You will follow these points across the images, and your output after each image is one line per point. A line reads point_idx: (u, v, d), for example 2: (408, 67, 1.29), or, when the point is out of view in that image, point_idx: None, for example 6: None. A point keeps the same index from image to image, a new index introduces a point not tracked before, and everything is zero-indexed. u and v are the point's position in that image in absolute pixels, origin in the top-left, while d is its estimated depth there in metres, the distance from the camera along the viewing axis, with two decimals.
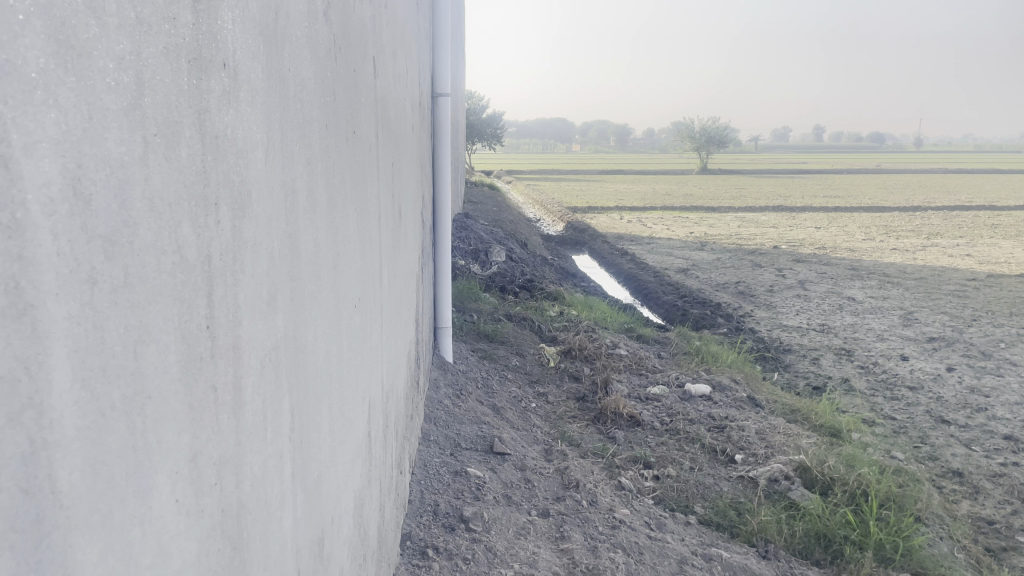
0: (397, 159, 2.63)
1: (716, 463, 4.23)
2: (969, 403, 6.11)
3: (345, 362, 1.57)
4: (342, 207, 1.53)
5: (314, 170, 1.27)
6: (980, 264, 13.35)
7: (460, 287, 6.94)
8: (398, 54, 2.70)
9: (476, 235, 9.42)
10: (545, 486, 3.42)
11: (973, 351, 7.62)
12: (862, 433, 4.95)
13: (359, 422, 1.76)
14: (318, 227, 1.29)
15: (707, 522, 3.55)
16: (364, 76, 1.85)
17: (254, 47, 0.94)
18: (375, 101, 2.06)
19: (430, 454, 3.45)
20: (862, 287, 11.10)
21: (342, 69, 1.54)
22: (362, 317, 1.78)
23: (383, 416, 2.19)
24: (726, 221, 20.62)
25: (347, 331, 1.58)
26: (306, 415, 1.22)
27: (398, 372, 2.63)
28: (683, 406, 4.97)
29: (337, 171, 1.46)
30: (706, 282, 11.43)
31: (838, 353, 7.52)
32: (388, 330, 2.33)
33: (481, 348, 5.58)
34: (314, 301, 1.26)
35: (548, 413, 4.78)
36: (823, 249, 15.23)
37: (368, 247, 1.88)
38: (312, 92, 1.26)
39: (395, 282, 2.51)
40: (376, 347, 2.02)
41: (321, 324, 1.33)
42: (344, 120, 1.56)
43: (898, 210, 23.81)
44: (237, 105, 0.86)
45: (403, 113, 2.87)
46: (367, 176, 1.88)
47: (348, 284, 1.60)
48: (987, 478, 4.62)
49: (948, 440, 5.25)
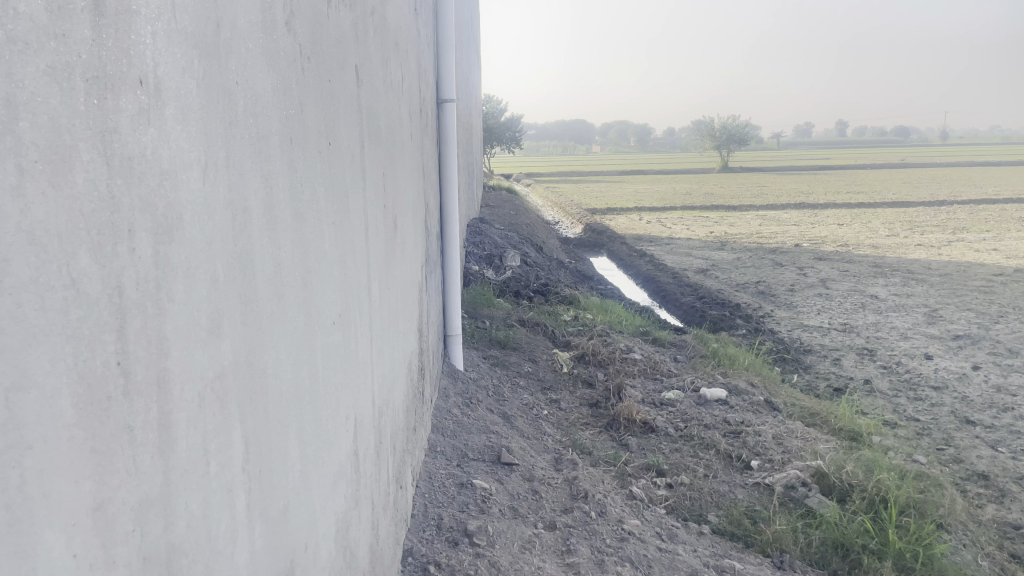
0: (390, 166, 2.58)
1: (731, 469, 4.13)
2: (995, 402, 5.96)
3: (321, 381, 1.51)
4: (314, 221, 1.47)
5: (273, 185, 1.22)
6: (1007, 259, 13.07)
7: (473, 294, 6.89)
8: (390, 61, 2.65)
9: (490, 240, 9.37)
10: (553, 498, 3.35)
11: (999, 349, 7.44)
12: (883, 436, 4.82)
13: (344, 441, 1.71)
14: (279, 245, 1.24)
15: (720, 531, 3.46)
16: (344, 84, 1.80)
17: (187, 62, 0.90)
18: (359, 110, 2.01)
19: (436, 465, 3.40)
20: (886, 285, 10.91)
21: (311, 78, 1.48)
22: (344, 333, 1.72)
23: (375, 432, 2.13)
24: (747, 220, 20.42)
25: (323, 349, 1.53)
26: (267, 443, 1.17)
27: (395, 384, 2.57)
28: (698, 412, 4.88)
29: (304, 184, 1.40)
30: (725, 283, 11.30)
31: (860, 353, 7.37)
32: (381, 343, 2.28)
33: (493, 354, 5.52)
34: (275, 322, 1.21)
35: (560, 420, 4.71)
36: (845, 246, 15.01)
37: (351, 261, 1.82)
38: (269, 104, 1.21)
39: (388, 293, 2.46)
40: (364, 363, 1.97)
41: (286, 345, 1.27)
42: (315, 132, 1.51)
43: (923, 205, 23.45)
44: (161, 124, 0.82)
45: (397, 120, 2.82)
46: (349, 187, 1.83)
47: (324, 300, 1.54)
48: (1014, 481, 4.48)
49: (974, 442, 5.11)
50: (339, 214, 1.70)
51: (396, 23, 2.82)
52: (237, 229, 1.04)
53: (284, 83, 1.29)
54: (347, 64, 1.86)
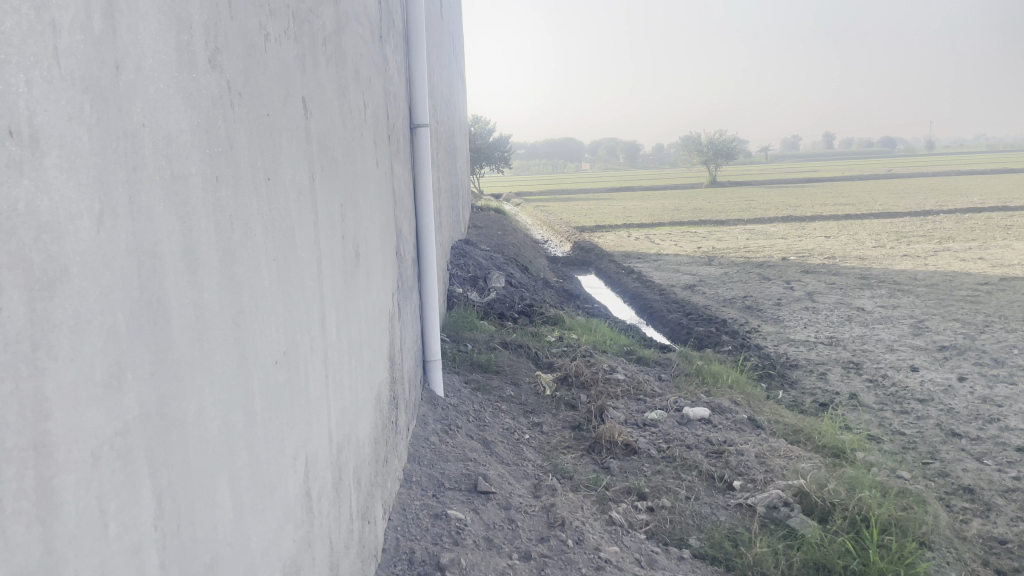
0: (350, 196, 2.54)
1: (714, 490, 4.09)
2: (981, 413, 5.93)
3: (261, 422, 1.47)
4: (249, 258, 1.44)
5: (194, 225, 1.19)
6: (993, 268, 13.09)
7: (456, 317, 6.84)
8: (348, 89, 2.63)
9: (475, 262, 9.32)
10: (530, 526, 3.30)
11: (985, 359, 7.42)
12: (866, 451, 4.79)
13: (292, 483, 1.67)
14: (202, 288, 1.20)
15: (701, 555, 3.41)
16: (287, 117, 1.77)
17: (75, 107, 0.87)
18: (308, 141, 1.98)
19: (410, 496, 3.34)
20: (872, 296, 10.91)
21: (244, 113, 1.46)
22: (291, 370, 1.68)
23: (333, 469, 2.08)
24: (735, 235, 20.47)
25: (262, 390, 1.49)
26: (189, 495, 1.13)
27: (359, 417, 2.52)
28: (680, 432, 4.83)
29: (235, 222, 1.37)
30: (713, 298, 11.29)
31: (847, 367, 7.34)
32: (340, 377, 2.24)
33: (475, 378, 5.46)
34: (198, 369, 1.18)
35: (542, 444, 4.66)
36: (832, 258, 15.02)
37: (299, 296, 1.79)
38: (188, 143, 1.18)
39: (350, 325, 2.42)
40: (318, 399, 1.93)
41: (212, 391, 1.23)
42: (250, 167, 1.48)
43: (909, 215, 23.52)
44: (37, 173, 0.79)
45: (359, 147, 2.79)
46: (295, 221, 1.80)
47: (263, 340, 1.51)
48: (999, 494, 4.45)
49: (960, 455, 5.08)
50: (282, 248, 1.66)
51: (355, 51, 2.80)
52: (145, 276, 1.01)
53: (206, 121, 1.26)
54: (292, 95, 1.83)
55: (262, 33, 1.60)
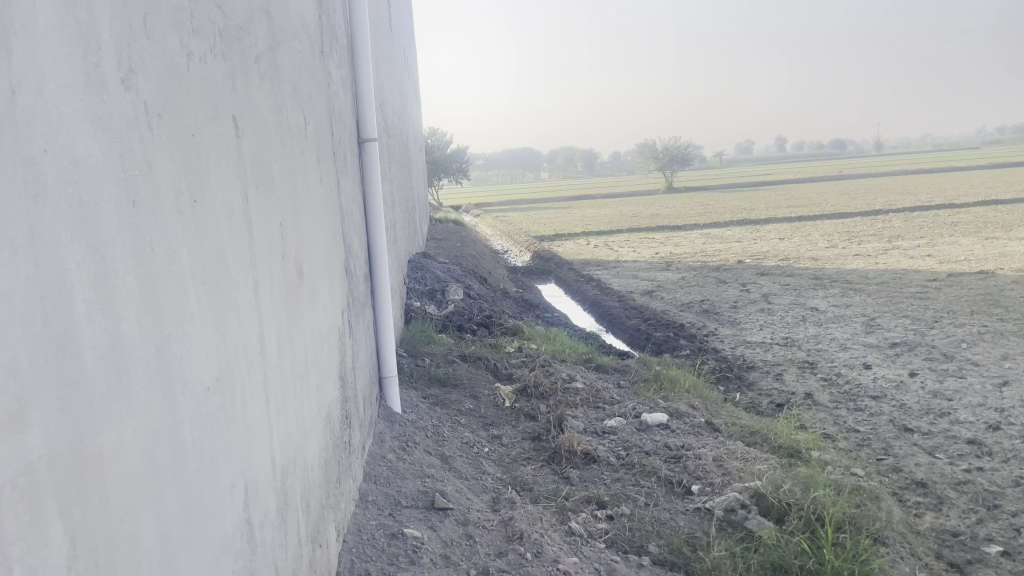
0: (290, 215, 2.51)
1: (673, 496, 4.10)
2: (932, 408, 6.06)
3: (192, 450, 1.43)
4: (173, 283, 1.40)
5: (107, 252, 1.14)
6: (941, 264, 13.41)
7: (413, 331, 6.79)
8: (286, 106, 2.59)
9: (432, 274, 9.27)
10: (488, 541, 3.27)
11: (935, 354, 7.59)
12: (821, 450, 4.85)
13: (229, 512, 1.63)
14: (118, 317, 1.16)
15: (661, 562, 3.41)
16: (215, 136, 1.74)
17: None
18: (240, 160, 1.94)
19: (365, 517, 3.29)
20: (825, 296, 11.11)
21: (164, 134, 1.42)
22: (225, 396, 1.64)
23: (277, 495, 2.03)
24: (692, 239, 20.70)
25: (192, 418, 1.44)
26: (108, 534, 1.08)
27: (307, 439, 2.48)
28: (639, 438, 4.84)
29: (156, 247, 1.33)
30: (671, 303, 11.39)
31: (802, 367, 7.45)
32: (283, 399, 2.19)
33: (433, 393, 5.41)
34: (116, 401, 1.14)
35: (502, 457, 4.64)
36: (786, 260, 15.26)
37: (233, 320, 1.75)
38: (99, 167, 1.14)
39: (293, 346, 2.38)
40: (257, 424, 1.89)
41: (133, 424, 1.19)
42: (173, 190, 1.44)
43: (859, 215, 24.02)
44: None
45: (300, 165, 2.75)
46: (227, 243, 1.76)
47: (191, 367, 1.46)
48: (951, 487, 4.54)
49: (912, 450, 5.18)
50: (212, 271, 1.63)
51: (292, 67, 2.77)
52: (50, 307, 0.97)
53: (121, 145, 1.22)
54: (220, 115, 1.79)
55: (184, 52, 1.57)
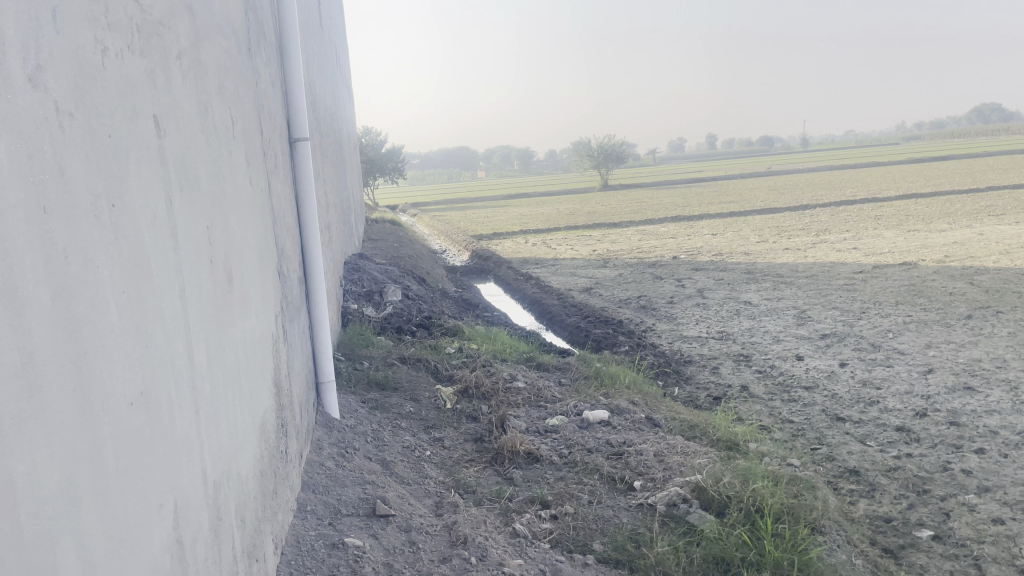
0: (218, 218, 2.41)
1: (616, 493, 4.11)
2: (862, 397, 6.25)
3: (115, 469, 1.35)
4: (91, 298, 1.31)
5: (14, 262, 1.07)
6: (867, 256, 13.87)
7: (352, 334, 6.68)
8: (212, 104, 2.49)
9: (369, 276, 9.13)
10: (432, 546, 3.22)
11: (863, 344, 7.83)
12: (758, 442, 4.94)
13: (158, 532, 1.55)
14: (28, 331, 1.09)
15: (605, 559, 3.42)
16: (135, 136, 1.65)
17: None
18: (163, 162, 1.85)
19: (305, 527, 3.20)
20: (758, 290, 11.37)
21: (77, 134, 1.33)
22: (150, 410, 1.56)
23: (209, 508, 1.95)
24: (628, 236, 20.94)
25: (113, 435, 1.36)
26: (20, 565, 1.01)
27: (241, 450, 2.39)
28: (581, 436, 4.85)
29: (70, 254, 1.25)
30: (609, 300, 11.50)
31: (737, 360, 7.60)
32: (215, 411, 2.11)
33: (372, 397, 5.32)
34: (27, 422, 1.06)
35: (443, 460, 4.58)
36: (720, 255, 15.57)
37: (158, 329, 1.66)
38: (5, 173, 1.07)
39: (224, 355, 2.29)
40: (187, 438, 1.81)
41: (47, 445, 1.11)
42: (89, 194, 1.36)
43: (789, 210, 24.70)
44: None
45: (228, 166, 2.65)
46: (150, 249, 1.68)
47: (113, 382, 1.38)
48: (882, 474, 4.69)
49: (844, 438, 5.33)
50: (134, 280, 1.54)
51: (218, 64, 2.66)
52: None
53: (28, 147, 1.14)
54: (140, 114, 1.71)
55: (99, 47, 1.48)
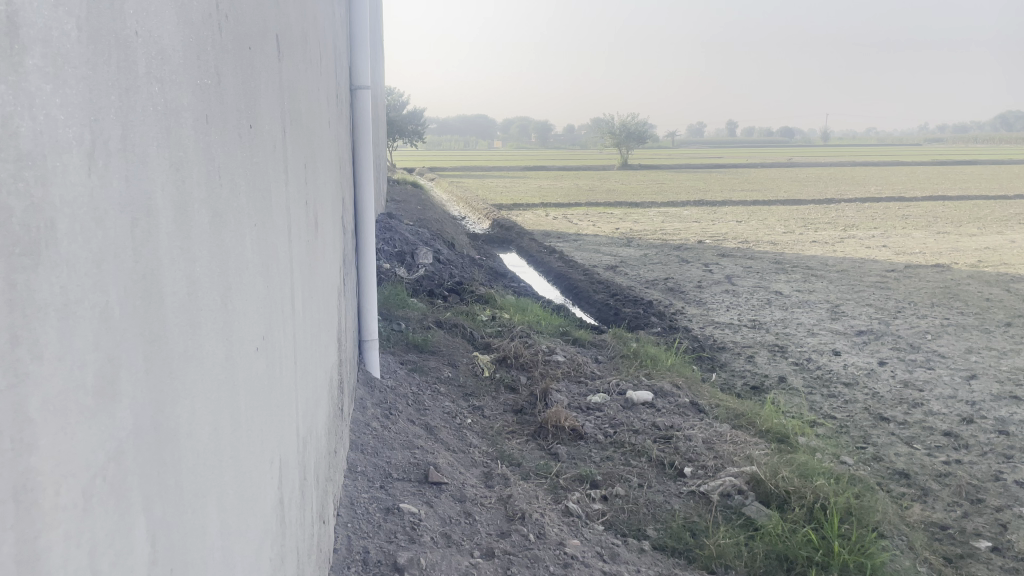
0: (310, 157, 2.24)
1: (665, 478, 3.97)
2: (904, 398, 6.08)
3: (245, 419, 1.20)
4: (233, 224, 1.15)
5: (185, 176, 0.91)
6: (898, 255, 13.61)
7: (386, 294, 6.52)
8: (308, 37, 2.30)
9: (400, 236, 8.94)
10: (488, 519, 3.11)
11: (902, 344, 7.65)
12: (807, 436, 4.80)
13: (269, 490, 1.41)
14: (193, 258, 0.93)
15: (661, 547, 3.30)
16: (264, 54, 1.48)
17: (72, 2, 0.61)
18: (280, 89, 1.69)
19: (357, 489, 3.08)
20: (788, 281, 11.16)
21: (229, 43, 1.17)
22: (267, 359, 1.40)
23: (298, 469, 1.80)
24: (651, 216, 20.68)
25: (245, 384, 1.21)
26: (181, 530, 0.86)
27: (318, 407, 2.25)
28: (626, 416, 4.71)
29: (223, 176, 1.09)
30: (636, 279, 11.29)
31: (773, 350, 7.43)
32: (304, 364, 1.97)
33: (410, 359, 5.18)
34: (192, 362, 0.91)
35: (485, 429, 4.44)
36: (745, 242, 15.38)
37: (275, 270, 1.51)
38: (182, 71, 0.91)
39: (312, 303, 2.15)
40: (290, 392, 1.67)
41: (204, 392, 0.97)
42: (236, 110, 1.19)
43: (812, 203, 24.42)
44: (27, 77, 0.54)
45: (318, 107, 2.49)
46: (271, 181, 1.52)
47: (246, 323, 1.23)
48: (934, 479, 4.53)
49: (890, 439, 5.17)
50: (260, 215, 1.38)
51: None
52: (139, 240, 0.74)
53: (198, 45, 0.98)
54: (267, 32, 1.54)
55: None
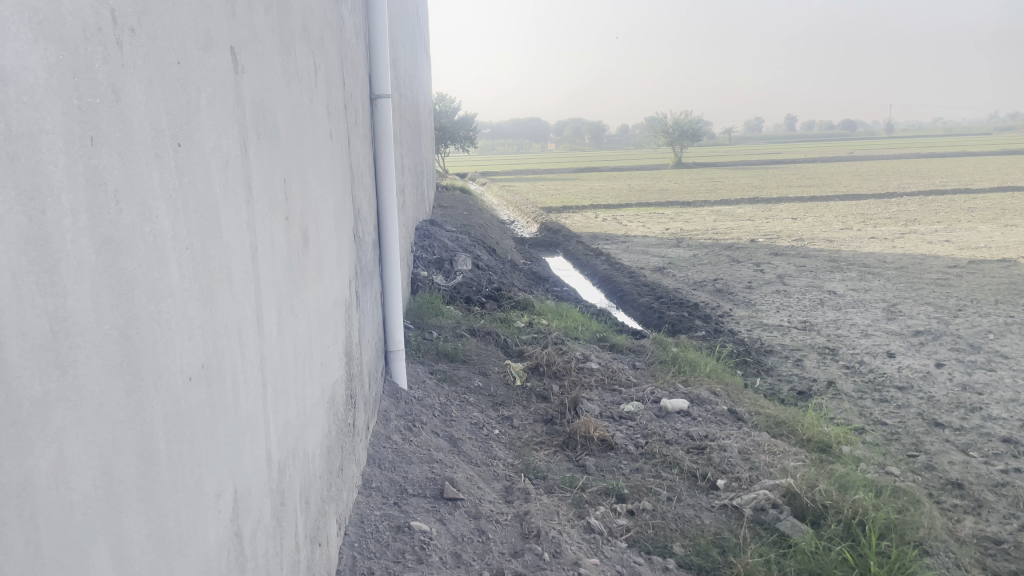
0: (295, 170, 2.18)
1: (696, 490, 3.81)
2: (962, 402, 5.77)
3: (165, 457, 1.13)
4: (144, 248, 1.08)
5: (47, 204, 0.85)
6: (961, 251, 13.03)
7: (420, 303, 6.47)
8: (293, 46, 2.24)
9: (440, 243, 8.89)
10: (502, 538, 3.01)
11: (961, 345, 7.27)
12: (852, 445, 4.57)
13: (214, 526, 1.34)
14: (63, 295, 0.87)
15: (687, 565, 3.16)
16: (205, 66, 1.41)
17: None
18: (240, 102, 1.63)
19: (368, 506, 3.02)
20: (843, 280, 10.76)
21: (140, 56, 1.10)
22: (208, 386, 1.33)
23: (270, 495, 1.73)
24: (703, 216, 20.29)
25: (165, 419, 1.14)
26: None
27: (308, 428, 2.19)
28: (658, 425, 4.56)
29: (124, 197, 1.02)
30: (683, 281, 11.04)
31: (823, 353, 7.14)
32: (282, 384, 1.90)
33: (440, 369, 5.11)
34: (58, 405, 0.85)
35: (512, 440, 4.35)
36: (799, 241, 14.94)
37: (224, 292, 1.44)
38: (42, 90, 0.85)
39: (295, 322, 2.08)
40: (252, 417, 1.60)
41: (82, 435, 0.90)
42: (150, 128, 1.13)
43: (873, 197, 23.63)
44: None
45: (308, 116, 2.42)
46: (220, 199, 1.45)
47: (169, 353, 1.16)
48: (990, 489, 4.26)
49: (944, 447, 4.89)
50: (196, 236, 1.31)
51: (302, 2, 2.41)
52: None
53: (75, 63, 0.92)
54: (215, 42, 1.47)
55: None
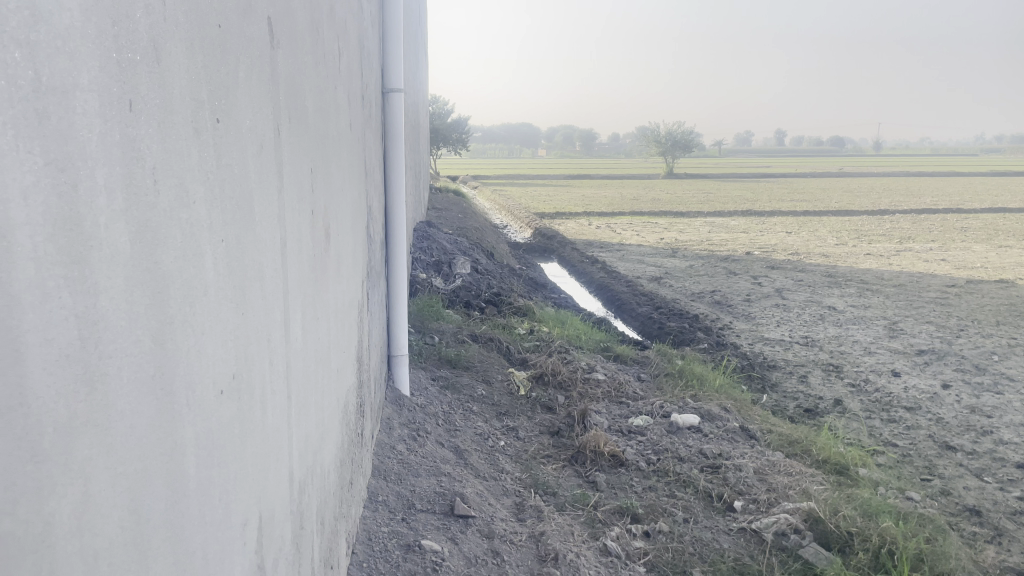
0: (321, 161, 2.01)
1: (712, 512, 3.66)
2: (972, 424, 5.65)
3: (195, 486, 0.96)
4: (179, 239, 0.90)
5: (79, 173, 0.68)
6: (958, 270, 12.99)
7: (419, 305, 6.28)
8: (321, 27, 2.08)
9: (438, 246, 8.70)
10: (517, 561, 2.85)
11: (965, 366, 7.17)
12: (869, 468, 4.43)
13: (240, 559, 1.16)
14: (97, 290, 0.70)
15: None
16: (244, 31, 1.23)
17: None
18: (274, 79, 1.45)
19: (376, 521, 2.84)
20: (842, 295, 10.67)
21: (182, 12, 0.93)
22: (235, 400, 1.14)
23: (290, 517, 1.55)
24: (698, 227, 20.19)
25: (195, 439, 0.96)
26: None
27: (325, 440, 2.02)
28: (670, 441, 4.40)
29: (162, 172, 0.86)
30: (681, 292, 10.91)
31: (827, 370, 7.02)
32: (304, 394, 1.72)
33: (443, 375, 4.93)
34: (86, 428, 0.69)
35: (519, 452, 4.18)
36: (795, 255, 14.85)
37: (256, 293, 1.27)
38: (81, 38, 0.69)
39: (316, 326, 1.91)
40: (277, 433, 1.43)
41: (113, 464, 0.73)
42: (190, 98, 0.96)
43: (866, 214, 23.64)
44: None
45: (332, 104, 2.26)
46: (254, 187, 1.27)
47: (202, 362, 0.99)
48: (1008, 517, 4.13)
49: (958, 471, 4.76)
50: (231, 227, 1.13)
51: None
52: None
53: (114, 9, 0.74)
54: (253, 10, 1.29)
55: None
